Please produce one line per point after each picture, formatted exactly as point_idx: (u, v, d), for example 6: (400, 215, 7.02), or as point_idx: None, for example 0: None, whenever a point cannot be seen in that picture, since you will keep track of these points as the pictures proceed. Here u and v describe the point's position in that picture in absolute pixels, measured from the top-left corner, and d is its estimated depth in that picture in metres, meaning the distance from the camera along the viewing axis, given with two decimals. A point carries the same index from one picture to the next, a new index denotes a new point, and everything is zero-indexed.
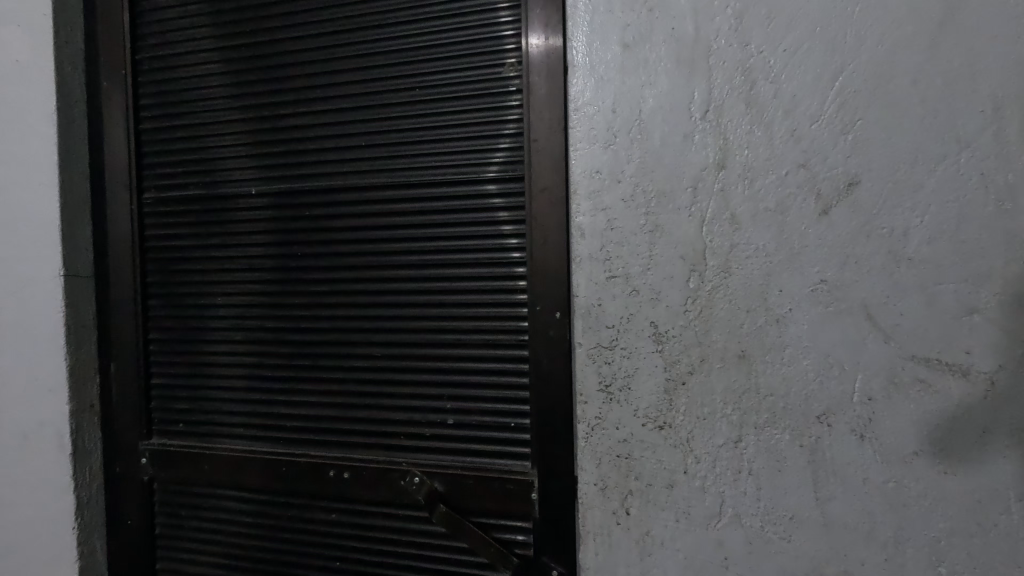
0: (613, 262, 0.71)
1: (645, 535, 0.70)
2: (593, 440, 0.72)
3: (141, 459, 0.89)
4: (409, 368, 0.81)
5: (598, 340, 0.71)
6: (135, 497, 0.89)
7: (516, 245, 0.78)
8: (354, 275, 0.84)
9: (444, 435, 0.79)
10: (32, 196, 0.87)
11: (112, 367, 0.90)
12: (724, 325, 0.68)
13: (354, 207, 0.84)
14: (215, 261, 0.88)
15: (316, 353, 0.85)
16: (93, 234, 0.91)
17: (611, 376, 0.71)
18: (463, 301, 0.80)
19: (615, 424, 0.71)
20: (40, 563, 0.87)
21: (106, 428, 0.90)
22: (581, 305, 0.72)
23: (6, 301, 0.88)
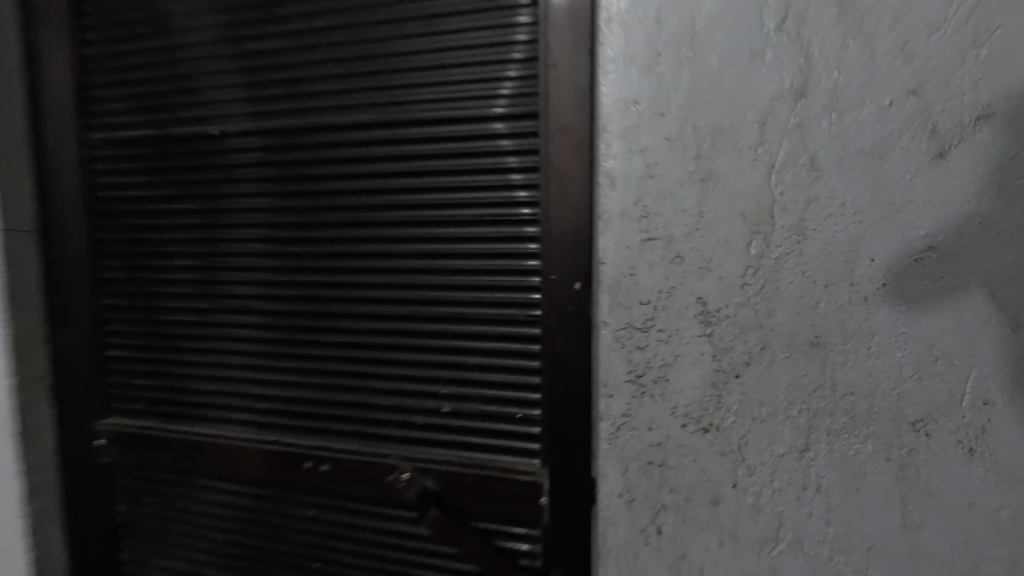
0: (650, 221, 0.55)
1: (680, 559, 0.57)
2: (620, 442, 0.58)
3: (97, 440, 0.79)
4: (398, 346, 0.68)
5: (628, 319, 0.57)
6: (95, 482, 0.80)
7: (527, 199, 0.62)
8: (334, 233, 0.70)
9: (437, 427, 0.67)
10: None
11: (62, 337, 0.80)
12: (794, 304, 0.53)
13: (335, 150, 0.69)
14: (176, 217, 0.76)
15: (292, 326, 0.72)
16: (37, 185, 0.79)
17: (644, 365, 0.57)
18: (461, 268, 0.65)
19: (647, 424, 0.57)
20: None
21: (59, 405, 0.81)
22: (608, 275, 0.57)
23: None
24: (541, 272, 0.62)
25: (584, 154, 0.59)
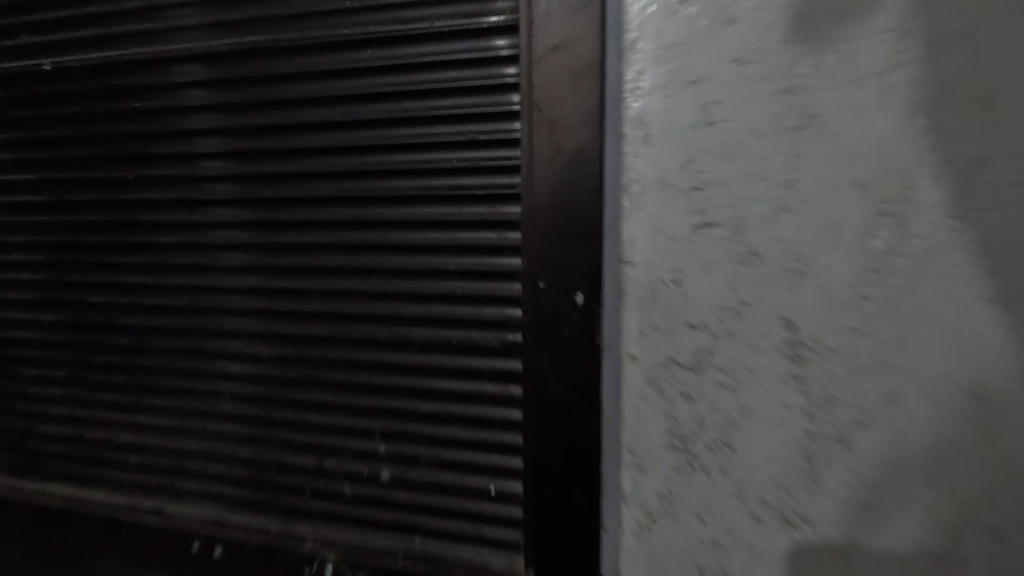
0: (706, 198, 0.35)
1: None
2: (655, 537, 0.38)
3: None
4: (314, 381, 0.48)
5: (669, 351, 0.36)
6: None
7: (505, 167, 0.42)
8: (224, 222, 0.49)
9: (370, 499, 0.47)
10: None
11: None
12: (938, 335, 0.32)
13: (217, 107, 0.49)
14: (16, 207, 0.56)
15: (166, 350, 0.52)
16: None
17: (694, 423, 0.36)
18: (408, 272, 0.45)
19: (696, 513, 0.37)
20: None
21: None
22: (636, 282, 0.36)
23: None
24: (520, 278, 0.42)
25: (598, 92, 0.38)
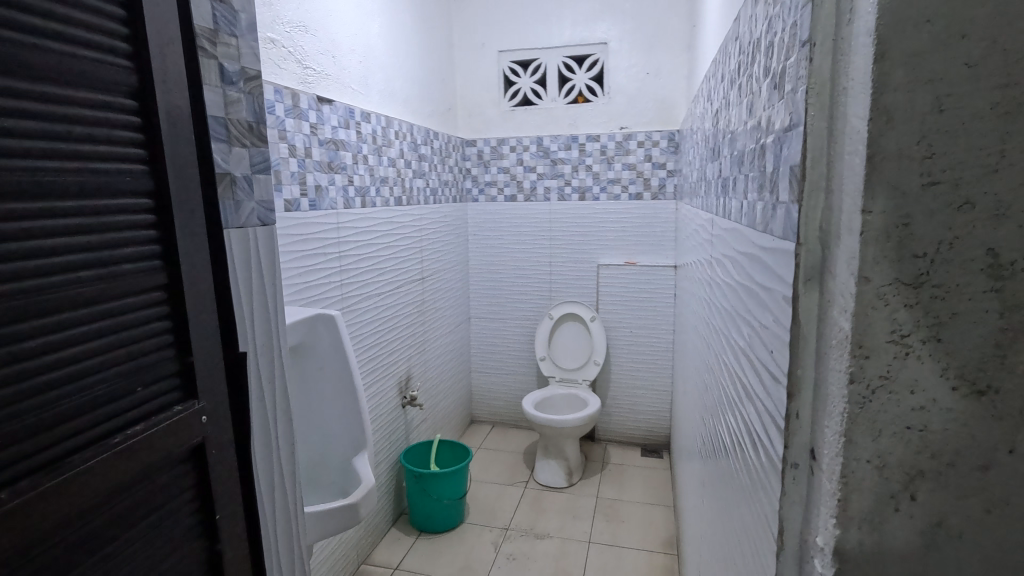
0: (934, 163, 0.49)
1: (934, 526, 0.54)
2: (874, 408, 0.54)
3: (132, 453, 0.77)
4: None
5: (897, 275, 0.51)
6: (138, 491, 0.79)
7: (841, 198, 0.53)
8: None
9: None
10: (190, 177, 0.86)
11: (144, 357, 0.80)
12: None
13: None
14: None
15: None
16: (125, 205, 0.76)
17: (912, 323, 0.51)
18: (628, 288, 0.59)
19: (908, 388, 0.53)
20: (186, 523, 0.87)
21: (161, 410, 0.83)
22: (873, 225, 0.50)
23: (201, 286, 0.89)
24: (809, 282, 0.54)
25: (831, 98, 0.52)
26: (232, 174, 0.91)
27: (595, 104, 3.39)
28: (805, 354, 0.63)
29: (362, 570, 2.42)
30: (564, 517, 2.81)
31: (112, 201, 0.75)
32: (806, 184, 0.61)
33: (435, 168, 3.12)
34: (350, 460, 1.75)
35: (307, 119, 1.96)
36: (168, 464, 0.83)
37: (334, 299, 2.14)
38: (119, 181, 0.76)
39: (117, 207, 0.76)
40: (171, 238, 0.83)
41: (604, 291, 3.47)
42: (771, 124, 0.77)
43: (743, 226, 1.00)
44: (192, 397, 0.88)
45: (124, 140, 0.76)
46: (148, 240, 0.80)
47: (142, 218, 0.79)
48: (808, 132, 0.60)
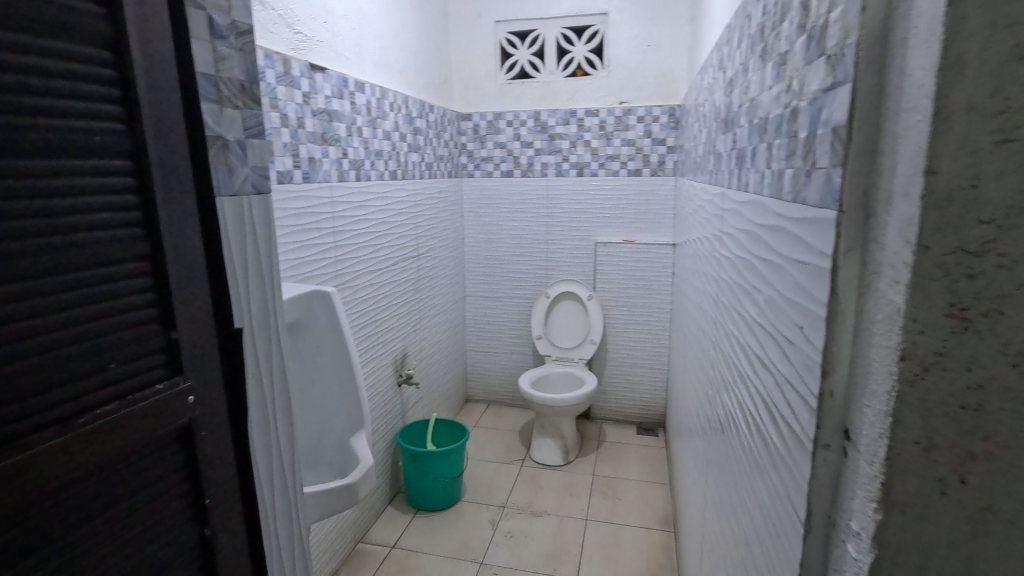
0: (1010, 118, 0.45)
1: (984, 511, 0.51)
2: (927, 386, 0.50)
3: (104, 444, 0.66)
4: None
5: (960, 242, 0.47)
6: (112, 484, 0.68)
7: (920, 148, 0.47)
8: None
9: None
10: (177, 125, 0.74)
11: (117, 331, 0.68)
12: None
13: None
14: None
15: None
16: (90, 151, 0.64)
17: (972, 295, 0.48)
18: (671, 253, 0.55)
19: (965, 364, 0.49)
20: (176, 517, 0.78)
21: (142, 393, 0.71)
22: (937, 188, 0.47)
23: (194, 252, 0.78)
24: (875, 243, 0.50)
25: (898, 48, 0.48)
26: (225, 138, 0.84)
27: (595, 77, 3.30)
28: (842, 331, 0.60)
29: (359, 548, 2.41)
30: (561, 495, 2.81)
31: (78, 141, 0.63)
32: (852, 148, 0.56)
33: (430, 142, 3.03)
34: (348, 440, 1.71)
35: (299, 87, 1.87)
36: (151, 449, 0.73)
37: (329, 275, 2.08)
38: (90, 116, 0.63)
39: (84, 148, 0.63)
40: (151, 189, 0.70)
41: (601, 269, 3.43)
42: (806, 85, 0.72)
43: (764, 197, 0.96)
44: (177, 373, 0.76)
45: (98, 69, 0.64)
46: (125, 189, 0.68)
47: (117, 164, 0.67)
48: (855, 91, 0.55)
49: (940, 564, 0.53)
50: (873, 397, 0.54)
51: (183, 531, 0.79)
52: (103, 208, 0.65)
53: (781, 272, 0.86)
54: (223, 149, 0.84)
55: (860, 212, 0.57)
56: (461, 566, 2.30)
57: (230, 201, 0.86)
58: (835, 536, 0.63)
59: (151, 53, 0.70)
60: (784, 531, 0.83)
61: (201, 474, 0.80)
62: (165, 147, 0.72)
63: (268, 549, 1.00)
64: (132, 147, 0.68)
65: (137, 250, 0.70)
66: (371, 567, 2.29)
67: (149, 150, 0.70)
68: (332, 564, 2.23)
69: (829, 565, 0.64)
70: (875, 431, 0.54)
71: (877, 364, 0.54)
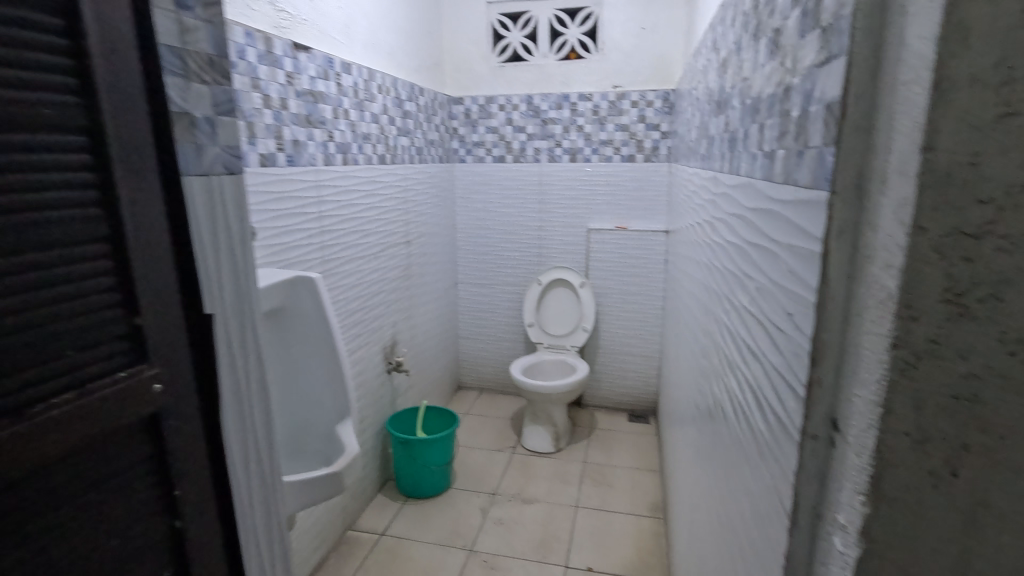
0: (1012, 91, 0.42)
1: (976, 505, 0.49)
2: (919, 376, 0.48)
3: (61, 434, 0.63)
4: None
5: (957, 223, 0.44)
6: (71, 475, 0.66)
7: (916, 123, 0.45)
8: None
9: None
10: (139, 100, 0.70)
11: (74, 317, 0.65)
12: None
13: None
14: None
15: None
16: (40, 125, 0.60)
17: (968, 280, 0.45)
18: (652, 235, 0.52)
19: (959, 353, 0.46)
20: (142, 508, 0.75)
21: (105, 382, 0.68)
22: (935, 165, 0.44)
23: (160, 234, 0.75)
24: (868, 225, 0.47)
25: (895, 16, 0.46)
26: (192, 115, 0.80)
27: (589, 61, 3.25)
28: (832, 318, 0.57)
29: (348, 536, 2.40)
30: (552, 482, 2.80)
31: (26, 114, 0.59)
32: (846, 125, 0.53)
33: (420, 126, 2.98)
34: (334, 428, 1.69)
35: (282, 68, 1.82)
36: (114, 439, 0.70)
37: (315, 261, 2.04)
38: (39, 88, 0.59)
39: (34, 122, 0.60)
40: (110, 166, 0.67)
41: (594, 256, 3.40)
42: (799, 60, 0.68)
43: (755, 181, 0.93)
44: (143, 360, 0.73)
45: (46, 37, 0.60)
46: (81, 167, 0.64)
47: (72, 139, 0.63)
48: (850, 63, 0.52)
49: (929, 558, 0.51)
50: (862, 388, 0.52)
51: (151, 522, 0.77)
52: (56, 186, 0.62)
53: (772, 258, 0.83)
54: (190, 127, 0.80)
55: (853, 192, 0.54)
56: (450, 553, 2.29)
57: (199, 181, 0.83)
58: (822, 528, 0.61)
59: (107, 22, 0.66)
60: (770, 522, 0.81)
61: (169, 464, 0.78)
62: (125, 123, 0.68)
63: (243, 540, 0.97)
64: (88, 122, 0.64)
65: (96, 232, 0.66)
66: (360, 555, 2.28)
67: (106, 125, 0.66)
68: (320, 552, 2.22)
69: (815, 558, 0.62)
70: (864, 422, 0.52)
71: (868, 352, 0.52)
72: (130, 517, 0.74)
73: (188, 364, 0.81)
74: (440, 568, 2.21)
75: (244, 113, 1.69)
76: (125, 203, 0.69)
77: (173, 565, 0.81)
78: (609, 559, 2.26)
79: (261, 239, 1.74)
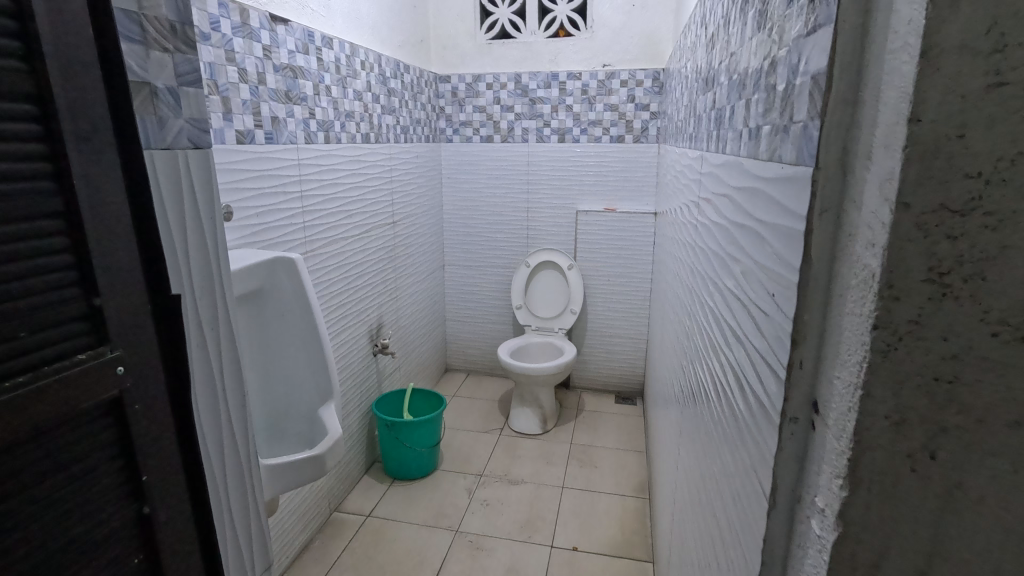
0: (1004, 58, 0.40)
1: (954, 489, 0.48)
2: (900, 357, 0.46)
3: (17, 419, 0.61)
4: None
5: (942, 200, 0.43)
6: (30, 461, 0.64)
7: (903, 93, 0.42)
8: None
9: None
10: (92, 68, 0.66)
11: (27, 296, 0.62)
12: None
13: None
14: None
15: None
16: None
17: (951, 258, 0.44)
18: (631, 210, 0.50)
19: (941, 334, 0.45)
20: (108, 492, 0.73)
21: (62, 364, 0.66)
22: (921, 138, 0.42)
23: (120, 211, 0.71)
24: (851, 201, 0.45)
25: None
26: (153, 85, 0.77)
27: (578, 39, 3.19)
28: (814, 297, 0.55)
29: (334, 518, 2.40)
30: (538, 463, 2.82)
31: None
32: (831, 98, 0.51)
33: (406, 104, 2.92)
34: (317, 411, 1.67)
35: (259, 41, 1.76)
36: (75, 423, 0.68)
37: (297, 242, 2.00)
38: None
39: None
40: (61, 139, 0.63)
41: (582, 238, 3.38)
42: (786, 31, 0.66)
43: (741, 159, 0.91)
44: (103, 343, 0.71)
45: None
46: (30, 138, 0.61)
47: (18, 109, 0.59)
48: (837, 32, 0.50)
49: (905, 542, 0.50)
50: (842, 369, 0.51)
51: (116, 507, 0.75)
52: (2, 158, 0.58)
53: (756, 238, 0.82)
54: (150, 98, 0.76)
55: (838, 168, 0.52)
56: (436, 534, 2.30)
57: (163, 154, 0.80)
58: (801, 511, 0.60)
59: None
60: (749, 503, 0.81)
61: (133, 448, 0.76)
62: (75, 91, 0.64)
63: (219, 521, 0.97)
64: (34, 89, 0.61)
65: (48, 207, 0.63)
66: (346, 536, 2.28)
67: (56, 94, 0.62)
68: (306, 534, 2.22)
69: (793, 541, 0.62)
70: (844, 405, 0.51)
71: (849, 334, 0.50)
72: (95, 502, 0.72)
73: (153, 346, 0.78)
74: (426, 549, 2.22)
75: (220, 87, 1.63)
76: (79, 176, 0.66)
77: (143, 551, 0.80)
78: (594, 538, 2.28)
79: (240, 219, 1.69)
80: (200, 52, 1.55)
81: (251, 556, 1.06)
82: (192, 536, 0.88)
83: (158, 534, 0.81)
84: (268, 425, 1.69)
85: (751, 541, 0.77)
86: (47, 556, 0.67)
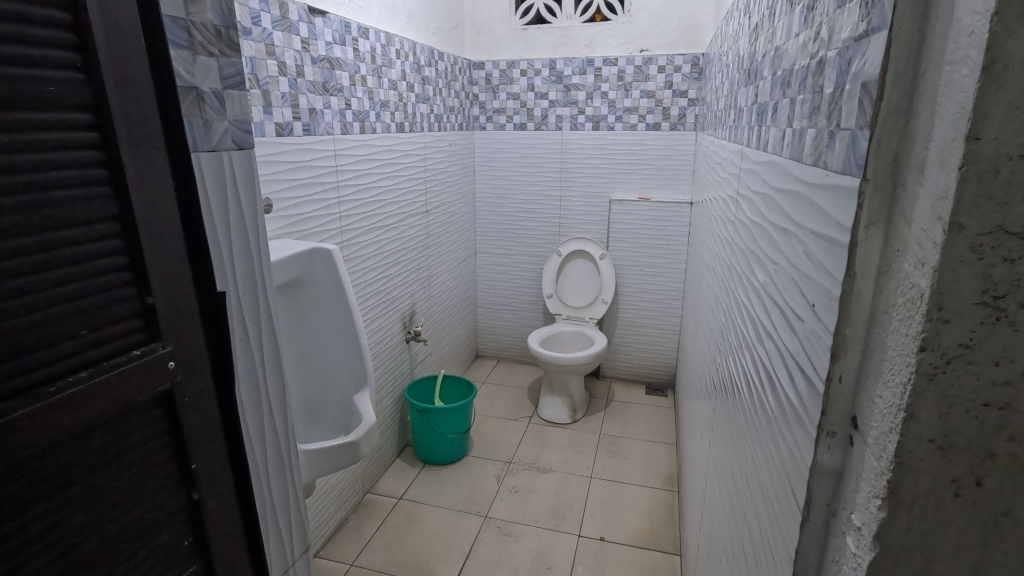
0: None
1: (1000, 515, 0.47)
2: (948, 381, 0.45)
3: (78, 411, 0.64)
4: None
5: (1001, 221, 0.41)
6: (91, 451, 0.68)
7: (970, 112, 0.40)
8: None
9: None
10: (141, 78, 0.69)
11: (85, 299, 0.65)
12: None
13: None
14: None
15: None
16: (42, 103, 0.59)
17: (1004, 280, 0.42)
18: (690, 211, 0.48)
19: (993, 359, 0.44)
20: (158, 476, 0.77)
21: (118, 359, 0.69)
22: (980, 156, 0.40)
23: (169, 215, 0.74)
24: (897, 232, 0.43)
25: None
26: (199, 89, 0.80)
27: (615, 23, 3.12)
28: (856, 312, 0.54)
29: (367, 499, 2.47)
30: (567, 452, 2.83)
31: (26, 92, 0.58)
32: (881, 108, 0.49)
33: (439, 92, 2.92)
34: (351, 397, 1.72)
35: (297, 33, 1.79)
36: (130, 414, 0.72)
37: (333, 231, 2.04)
38: (42, 68, 0.59)
39: (33, 101, 0.58)
40: (115, 146, 0.66)
41: (615, 227, 3.34)
42: (835, 32, 0.63)
43: (783, 158, 0.88)
44: (155, 339, 0.74)
45: (47, 11, 0.58)
46: (89, 146, 0.64)
47: (79, 117, 0.62)
48: (892, 38, 0.47)
49: (947, 565, 0.49)
50: (887, 389, 0.49)
51: (165, 493, 0.79)
52: (63, 166, 0.61)
53: (795, 242, 0.80)
54: (197, 102, 0.79)
55: (887, 180, 0.50)
56: (465, 519, 2.35)
57: (209, 156, 0.83)
58: (835, 526, 0.59)
59: None
60: (778, 508, 0.80)
61: (184, 436, 0.80)
62: (127, 97, 0.67)
63: (260, 504, 1.02)
64: (92, 100, 0.63)
65: (105, 212, 0.66)
66: (379, 517, 2.35)
67: (110, 102, 0.65)
68: (340, 514, 2.29)
69: (825, 553, 0.61)
70: (886, 424, 0.49)
71: (894, 354, 0.48)
72: (147, 485, 0.76)
73: (200, 341, 0.82)
74: (454, 533, 2.27)
75: (260, 81, 1.67)
76: (131, 179, 0.68)
77: (193, 533, 0.84)
78: (621, 529, 2.29)
79: (278, 209, 1.74)
80: (242, 47, 1.59)
81: (290, 539, 1.11)
82: (235, 520, 0.93)
83: (206, 518, 0.86)
84: (305, 410, 1.75)
85: (780, 549, 0.77)
86: (106, 538, 0.72)
